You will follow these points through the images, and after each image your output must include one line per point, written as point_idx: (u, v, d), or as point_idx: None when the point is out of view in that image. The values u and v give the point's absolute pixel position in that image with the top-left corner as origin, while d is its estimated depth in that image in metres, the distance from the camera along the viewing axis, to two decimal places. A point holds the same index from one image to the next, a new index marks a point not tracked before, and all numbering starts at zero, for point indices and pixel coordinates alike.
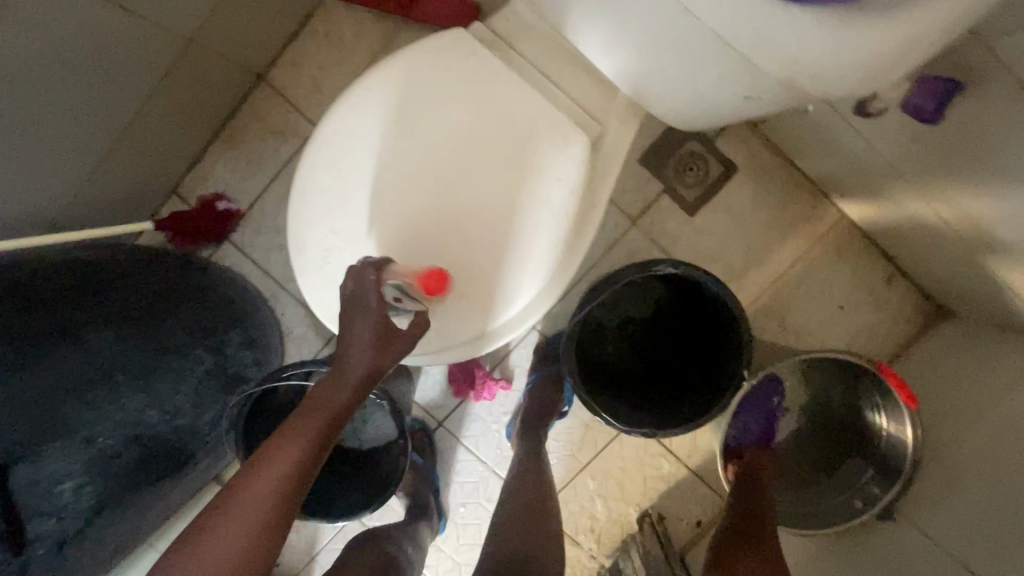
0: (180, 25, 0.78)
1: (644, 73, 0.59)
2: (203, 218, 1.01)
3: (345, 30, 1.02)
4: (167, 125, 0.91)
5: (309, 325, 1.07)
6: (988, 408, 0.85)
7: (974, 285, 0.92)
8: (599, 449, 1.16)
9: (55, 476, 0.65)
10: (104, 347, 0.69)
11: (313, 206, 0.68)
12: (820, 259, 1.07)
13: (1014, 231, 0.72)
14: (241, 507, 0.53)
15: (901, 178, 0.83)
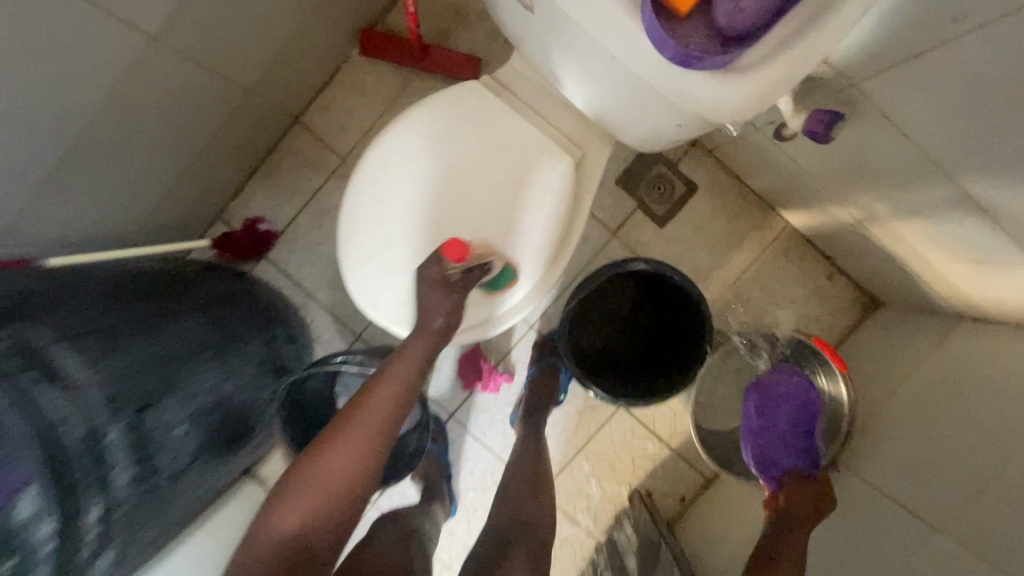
0: (244, 80, 0.97)
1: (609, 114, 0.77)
2: (246, 238, 1.18)
3: (367, 79, 1.21)
4: (221, 160, 1.09)
5: (336, 330, 1.23)
6: (911, 374, 1.03)
7: (894, 276, 1.11)
8: (592, 434, 1.31)
9: (175, 429, 0.68)
10: (189, 324, 0.77)
11: (358, 219, 0.85)
12: (770, 261, 1.27)
13: (912, 227, 0.92)
14: (344, 454, 0.69)
15: (826, 191, 1.03)
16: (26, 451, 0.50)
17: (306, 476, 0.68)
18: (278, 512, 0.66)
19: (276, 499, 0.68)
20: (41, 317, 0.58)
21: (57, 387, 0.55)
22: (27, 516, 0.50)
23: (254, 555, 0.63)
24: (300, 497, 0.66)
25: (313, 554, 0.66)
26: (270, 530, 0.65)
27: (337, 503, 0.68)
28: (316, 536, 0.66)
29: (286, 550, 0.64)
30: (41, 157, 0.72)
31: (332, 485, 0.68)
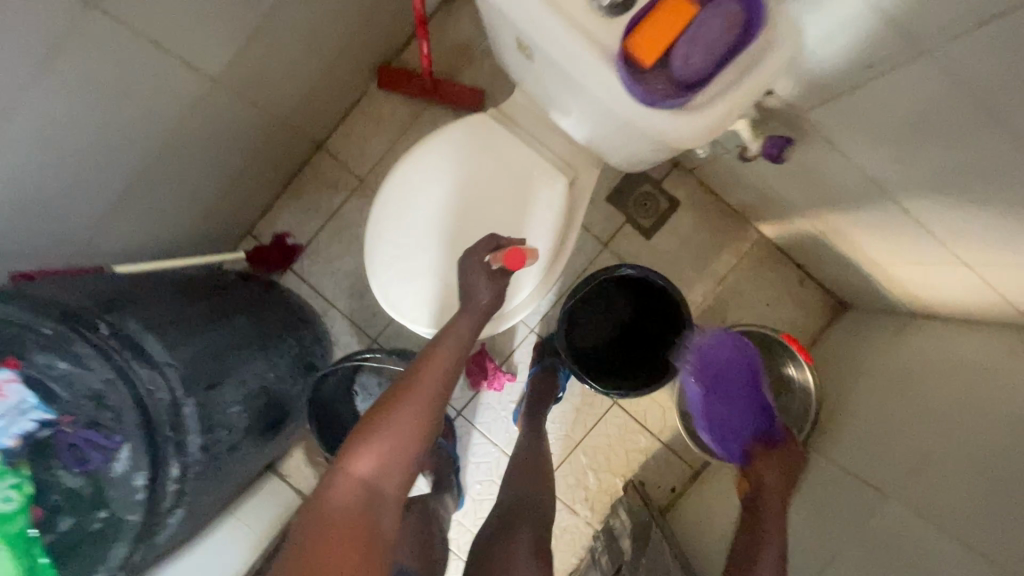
0: (280, 113, 1.10)
1: (596, 142, 0.90)
2: (274, 251, 1.31)
3: (383, 110, 1.36)
4: (255, 182, 1.22)
5: (354, 334, 1.35)
6: (874, 368, 1.16)
7: (856, 281, 1.25)
8: (588, 429, 1.42)
9: (230, 409, 0.78)
10: (237, 324, 0.88)
11: (382, 231, 0.99)
12: (746, 269, 1.40)
13: (865, 237, 1.06)
14: (404, 425, 0.68)
15: (792, 206, 1.17)
16: (129, 415, 0.64)
17: (372, 425, 0.67)
18: (347, 460, 0.65)
19: (345, 450, 0.67)
20: (126, 312, 0.69)
21: (147, 366, 0.66)
22: (120, 472, 0.65)
23: (320, 514, 0.61)
24: (371, 445, 0.66)
25: (382, 503, 0.65)
26: (339, 482, 0.64)
27: (405, 452, 0.67)
28: (387, 482, 0.66)
29: (357, 498, 0.63)
30: (118, 181, 0.84)
31: (399, 434, 0.67)
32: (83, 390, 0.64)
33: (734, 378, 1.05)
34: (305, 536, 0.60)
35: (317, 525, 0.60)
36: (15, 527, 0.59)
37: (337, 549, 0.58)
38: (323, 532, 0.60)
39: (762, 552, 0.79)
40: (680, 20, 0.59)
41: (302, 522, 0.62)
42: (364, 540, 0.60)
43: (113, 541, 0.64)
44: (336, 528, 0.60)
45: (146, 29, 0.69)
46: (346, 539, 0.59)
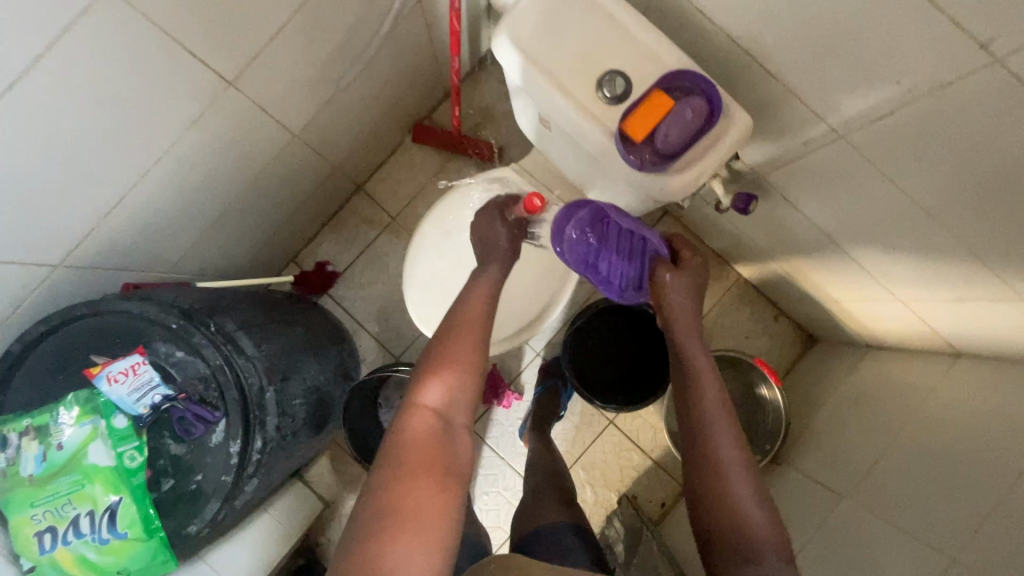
0: (334, 161, 1.31)
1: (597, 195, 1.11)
2: (315, 276, 1.50)
3: (416, 159, 1.58)
4: (304, 217, 1.42)
5: (380, 352, 1.52)
6: (837, 392, 1.34)
7: (820, 316, 1.44)
8: (587, 446, 1.57)
9: (295, 400, 0.94)
10: (297, 333, 1.06)
11: (420, 265, 1.19)
12: (727, 305, 1.61)
13: (822, 277, 1.25)
14: (461, 362, 0.83)
15: (763, 251, 1.38)
16: (229, 394, 0.80)
17: (434, 366, 0.82)
18: (419, 397, 0.80)
19: (413, 389, 0.81)
20: (226, 315, 0.87)
21: (243, 356, 0.83)
22: (219, 440, 0.80)
23: (403, 440, 0.75)
24: (436, 382, 0.80)
25: (451, 431, 0.79)
26: (416, 415, 0.78)
27: (465, 387, 0.82)
28: (453, 413, 0.80)
29: (432, 426, 0.77)
30: (210, 211, 1.04)
31: (458, 370, 0.82)
32: (194, 373, 0.81)
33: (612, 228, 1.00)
34: (395, 457, 0.73)
35: (403, 450, 0.74)
36: (139, 479, 0.75)
37: (420, 469, 0.72)
38: (409, 456, 0.73)
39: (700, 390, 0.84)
40: (660, 111, 0.79)
41: (389, 448, 0.75)
42: (442, 461, 0.74)
43: (206, 499, 0.79)
44: (419, 452, 0.74)
45: (258, 98, 0.90)
46: (430, 456, 0.74)
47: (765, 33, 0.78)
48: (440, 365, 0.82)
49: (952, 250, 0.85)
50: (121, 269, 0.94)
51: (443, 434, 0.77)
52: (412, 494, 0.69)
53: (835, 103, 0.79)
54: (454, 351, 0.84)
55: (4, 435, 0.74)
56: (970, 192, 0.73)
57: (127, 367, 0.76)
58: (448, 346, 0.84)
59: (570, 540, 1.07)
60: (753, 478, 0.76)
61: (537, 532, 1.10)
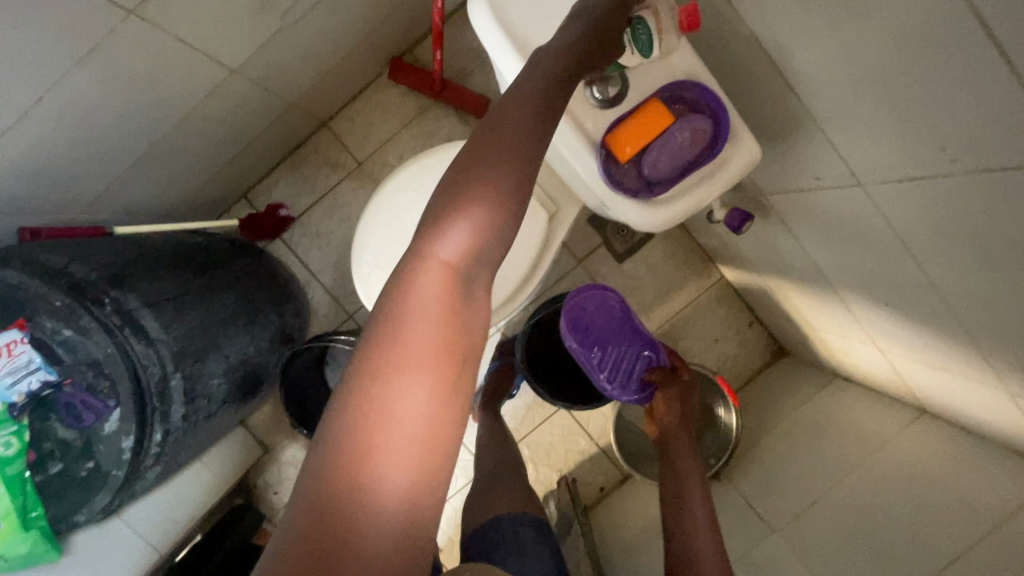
0: (289, 97, 1.14)
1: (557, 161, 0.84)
2: (267, 218, 1.37)
3: (390, 99, 1.40)
4: (256, 153, 1.26)
5: (332, 308, 1.43)
6: (794, 416, 1.31)
7: (794, 334, 1.38)
8: (536, 424, 1.55)
9: (212, 380, 0.87)
10: (230, 298, 0.96)
11: (372, 235, 1.10)
12: (703, 304, 1.53)
13: (802, 302, 1.18)
14: (495, 189, 0.55)
15: (750, 262, 1.29)
16: (122, 385, 0.72)
17: (455, 194, 0.55)
18: (433, 242, 0.55)
19: (427, 227, 0.56)
20: (129, 286, 0.76)
21: (143, 342, 0.74)
22: (111, 430, 0.73)
23: (405, 297, 0.53)
24: (459, 220, 0.54)
25: (470, 297, 0.56)
26: (427, 269, 0.54)
27: (497, 233, 0.56)
28: (476, 270, 0.56)
29: (445, 287, 0.54)
30: (130, 152, 0.90)
31: (489, 209, 0.55)
32: (82, 357, 0.73)
33: (610, 323, 1.15)
34: (390, 322, 0.53)
35: (403, 322, 0.53)
36: (14, 469, 0.69)
37: (424, 347, 0.52)
38: (407, 333, 0.52)
39: (686, 493, 0.93)
40: (655, 128, 0.66)
41: (385, 306, 0.54)
42: (454, 345, 0.54)
43: (96, 489, 0.73)
44: (422, 328, 0.52)
45: (172, 25, 0.73)
46: (435, 332, 0.53)
47: (800, 47, 0.64)
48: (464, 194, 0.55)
49: (948, 325, 0.76)
50: (14, 213, 0.82)
51: (458, 297, 0.55)
52: (405, 393, 0.50)
53: (862, 145, 0.66)
54: (489, 171, 0.55)
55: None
56: (985, 283, 0.63)
57: (1, 347, 0.66)
58: (483, 163, 0.55)
59: (525, 531, 1.03)
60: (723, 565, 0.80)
61: (494, 524, 1.06)
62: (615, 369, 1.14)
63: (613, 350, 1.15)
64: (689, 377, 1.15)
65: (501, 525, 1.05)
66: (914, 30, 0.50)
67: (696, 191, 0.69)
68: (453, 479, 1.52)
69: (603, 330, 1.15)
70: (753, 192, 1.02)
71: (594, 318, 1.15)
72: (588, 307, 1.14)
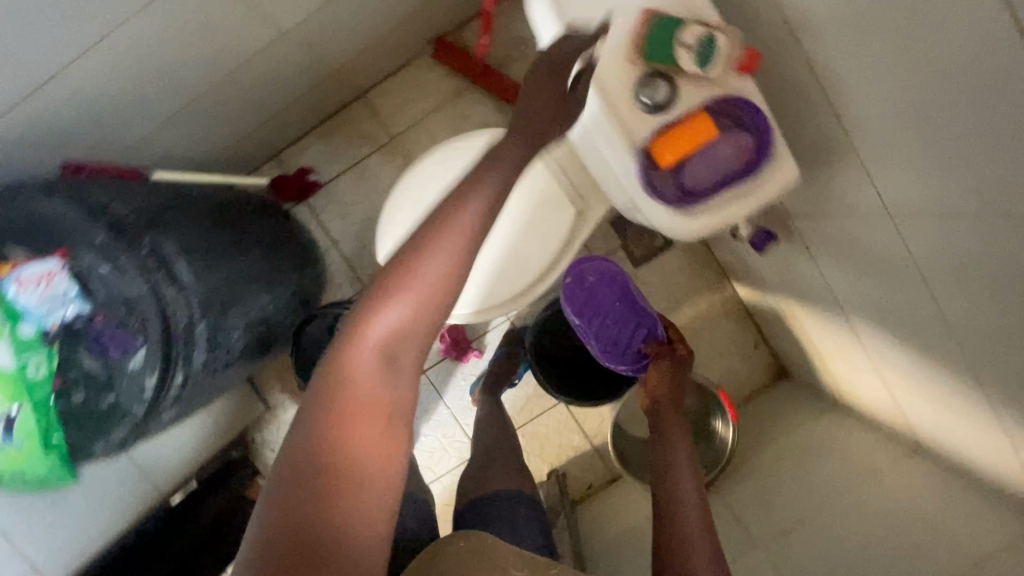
0: (333, 63, 1.15)
1: None
2: (296, 181, 1.38)
3: (430, 78, 1.41)
4: (293, 116, 1.28)
5: (347, 277, 1.45)
6: (789, 438, 1.32)
7: (799, 358, 1.40)
8: (533, 415, 1.57)
9: (233, 332, 0.89)
10: (256, 255, 0.98)
11: (400, 209, 1.12)
12: (713, 318, 1.55)
13: (813, 327, 1.19)
14: (427, 279, 0.60)
15: (766, 283, 1.30)
16: (153, 325, 0.74)
17: (388, 282, 0.60)
18: (364, 326, 0.60)
19: (359, 309, 0.61)
20: (166, 231, 0.78)
21: (175, 286, 0.76)
22: (136, 367, 0.75)
23: (341, 380, 0.59)
24: (389, 308, 0.60)
25: (403, 371, 0.61)
26: (360, 351, 0.59)
27: (428, 315, 0.61)
28: (408, 347, 0.61)
29: (377, 366, 0.60)
30: (175, 99, 0.91)
31: (420, 296, 0.60)
32: (116, 294, 0.74)
33: (611, 295, 1.16)
34: (330, 402, 0.58)
35: (342, 398, 0.58)
36: (39, 393, 0.71)
37: (361, 421, 0.58)
38: (346, 411, 0.58)
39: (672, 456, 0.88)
40: (698, 139, 0.67)
41: (324, 386, 0.59)
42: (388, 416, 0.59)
43: (116, 422, 0.76)
44: (359, 402, 0.58)
45: None
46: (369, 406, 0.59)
47: (852, 76, 0.65)
48: (396, 285, 0.60)
49: (958, 367, 0.77)
50: (59, 144, 0.84)
51: (392, 374, 0.60)
52: (348, 468, 0.56)
53: (900, 180, 0.67)
54: (420, 265, 0.60)
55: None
56: (1002, 329, 0.64)
57: (41, 274, 0.68)
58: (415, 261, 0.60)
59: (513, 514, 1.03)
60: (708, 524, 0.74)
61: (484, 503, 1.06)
62: (612, 340, 1.15)
63: (612, 321, 1.15)
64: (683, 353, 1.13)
65: (498, 500, 1.06)
66: (970, 72, 0.51)
67: (728, 206, 0.70)
68: (446, 458, 1.54)
69: (605, 298, 1.16)
70: (781, 214, 1.03)
71: (597, 284, 1.16)
72: (593, 273, 1.16)
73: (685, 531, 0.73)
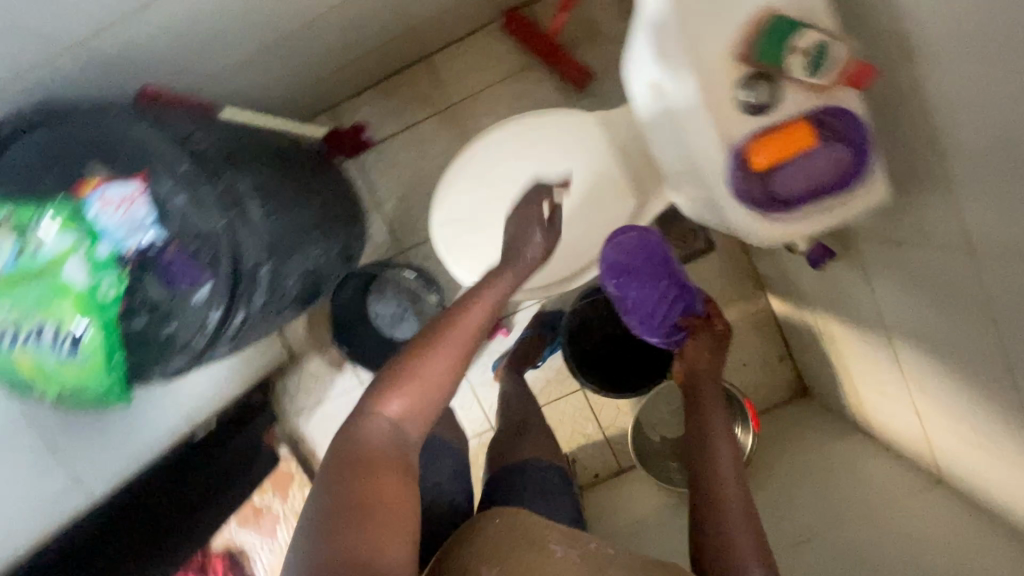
0: (408, 21, 1.13)
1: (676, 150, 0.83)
2: (349, 136, 1.37)
3: (496, 49, 1.39)
4: (357, 70, 1.27)
5: (388, 239, 1.46)
6: (805, 454, 1.33)
7: (826, 378, 1.40)
8: (551, 399, 1.59)
9: (289, 279, 0.89)
10: (316, 205, 0.98)
11: (461, 175, 1.05)
12: (742, 327, 1.55)
13: (850, 348, 1.19)
14: (430, 371, 0.78)
15: (806, 299, 1.30)
16: (222, 262, 0.75)
17: (397, 376, 0.77)
18: (375, 406, 0.75)
19: (373, 392, 0.77)
20: (240, 170, 0.79)
21: (247, 226, 0.76)
22: (200, 301, 0.76)
23: (357, 443, 0.71)
24: (398, 391, 0.76)
25: (406, 444, 0.75)
26: (373, 422, 0.74)
27: (428, 400, 0.78)
28: (412, 425, 0.76)
29: (387, 435, 0.74)
30: (255, 37, 0.90)
31: (422, 384, 0.77)
32: (189, 225, 0.75)
33: (651, 266, 1.06)
34: (351, 455, 0.70)
35: (361, 452, 0.70)
36: (109, 312, 0.73)
37: (379, 468, 0.69)
38: (367, 459, 0.70)
39: (713, 440, 0.93)
40: (797, 144, 0.67)
41: (343, 447, 0.72)
42: (400, 465, 0.71)
43: (174, 351, 0.77)
44: (379, 455, 0.71)
45: None
46: (384, 458, 0.71)
47: (963, 99, 0.63)
48: (405, 374, 0.77)
49: (1009, 405, 0.77)
50: (141, 68, 0.84)
51: (399, 442, 0.74)
52: (375, 497, 0.66)
53: (993, 211, 0.66)
54: (427, 356, 0.78)
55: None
56: None
57: (123, 196, 0.72)
58: (421, 358, 0.78)
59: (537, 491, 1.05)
60: (750, 514, 0.81)
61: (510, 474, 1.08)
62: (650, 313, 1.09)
63: (651, 294, 1.08)
64: (721, 329, 1.10)
65: (528, 470, 1.08)
66: None
67: (813, 216, 0.71)
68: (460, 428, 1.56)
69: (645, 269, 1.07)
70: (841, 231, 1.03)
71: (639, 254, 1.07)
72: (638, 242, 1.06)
73: (730, 520, 0.80)
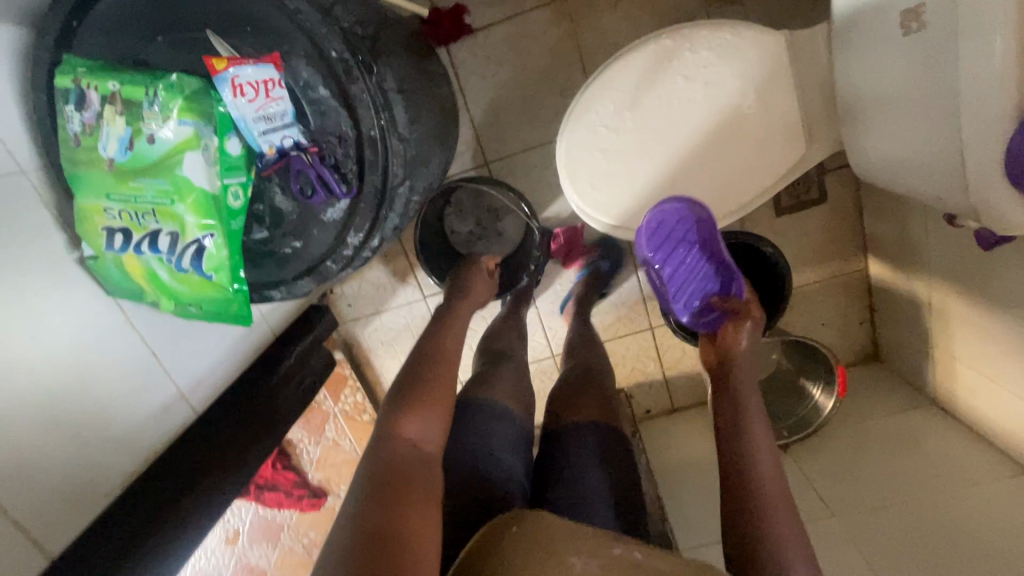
0: None
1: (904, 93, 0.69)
2: (448, 19, 1.18)
3: None
4: None
5: (472, 147, 1.30)
6: (875, 422, 1.32)
7: (913, 350, 1.35)
8: (617, 335, 1.54)
9: (420, 196, 0.85)
10: (442, 104, 0.91)
11: (599, 89, 0.92)
12: (830, 287, 1.47)
13: (965, 328, 1.13)
14: (438, 398, 0.79)
15: (924, 269, 1.21)
16: (369, 178, 0.71)
17: (415, 398, 0.77)
18: (395, 425, 0.73)
19: (393, 414, 0.75)
20: (386, 64, 0.72)
21: (397, 137, 0.72)
22: (341, 216, 0.75)
23: (383, 462, 0.68)
24: (416, 412, 0.75)
25: (432, 463, 0.72)
26: (389, 443, 0.71)
27: (442, 425, 0.77)
28: (434, 449, 0.74)
29: (407, 455, 0.71)
30: None
31: (435, 406, 0.78)
32: (332, 126, 0.71)
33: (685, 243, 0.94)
34: (374, 470, 0.67)
35: (384, 471, 0.67)
36: (235, 224, 0.74)
37: (398, 492, 0.64)
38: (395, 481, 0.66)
39: (751, 421, 0.72)
40: None
41: (370, 465, 0.69)
42: (430, 491, 0.67)
43: (299, 271, 0.79)
44: (403, 477, 0.67)
45: None
46: (405, 476, 0.67)
47: None
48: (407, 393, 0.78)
49: None
50: None
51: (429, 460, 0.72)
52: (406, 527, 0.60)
53: None
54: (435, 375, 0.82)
55: (86, 91, 0.71)
56: None
57: (258, 83, 0.68)
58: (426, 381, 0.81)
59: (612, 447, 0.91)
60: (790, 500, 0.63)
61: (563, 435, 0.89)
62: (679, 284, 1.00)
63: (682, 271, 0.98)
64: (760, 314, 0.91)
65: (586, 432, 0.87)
66: None
67: None
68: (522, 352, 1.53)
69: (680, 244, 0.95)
70: None
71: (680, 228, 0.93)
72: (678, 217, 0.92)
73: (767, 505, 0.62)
